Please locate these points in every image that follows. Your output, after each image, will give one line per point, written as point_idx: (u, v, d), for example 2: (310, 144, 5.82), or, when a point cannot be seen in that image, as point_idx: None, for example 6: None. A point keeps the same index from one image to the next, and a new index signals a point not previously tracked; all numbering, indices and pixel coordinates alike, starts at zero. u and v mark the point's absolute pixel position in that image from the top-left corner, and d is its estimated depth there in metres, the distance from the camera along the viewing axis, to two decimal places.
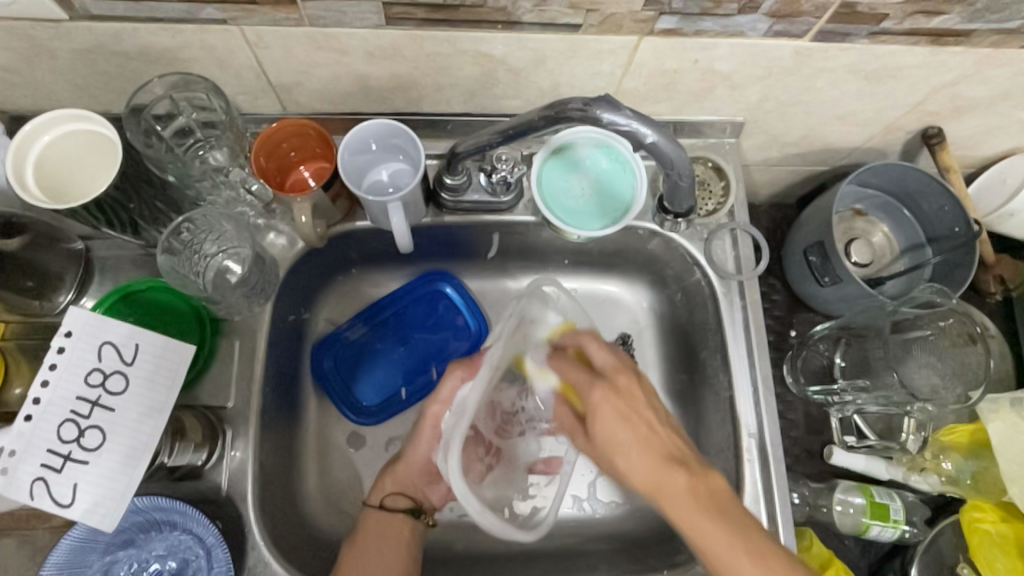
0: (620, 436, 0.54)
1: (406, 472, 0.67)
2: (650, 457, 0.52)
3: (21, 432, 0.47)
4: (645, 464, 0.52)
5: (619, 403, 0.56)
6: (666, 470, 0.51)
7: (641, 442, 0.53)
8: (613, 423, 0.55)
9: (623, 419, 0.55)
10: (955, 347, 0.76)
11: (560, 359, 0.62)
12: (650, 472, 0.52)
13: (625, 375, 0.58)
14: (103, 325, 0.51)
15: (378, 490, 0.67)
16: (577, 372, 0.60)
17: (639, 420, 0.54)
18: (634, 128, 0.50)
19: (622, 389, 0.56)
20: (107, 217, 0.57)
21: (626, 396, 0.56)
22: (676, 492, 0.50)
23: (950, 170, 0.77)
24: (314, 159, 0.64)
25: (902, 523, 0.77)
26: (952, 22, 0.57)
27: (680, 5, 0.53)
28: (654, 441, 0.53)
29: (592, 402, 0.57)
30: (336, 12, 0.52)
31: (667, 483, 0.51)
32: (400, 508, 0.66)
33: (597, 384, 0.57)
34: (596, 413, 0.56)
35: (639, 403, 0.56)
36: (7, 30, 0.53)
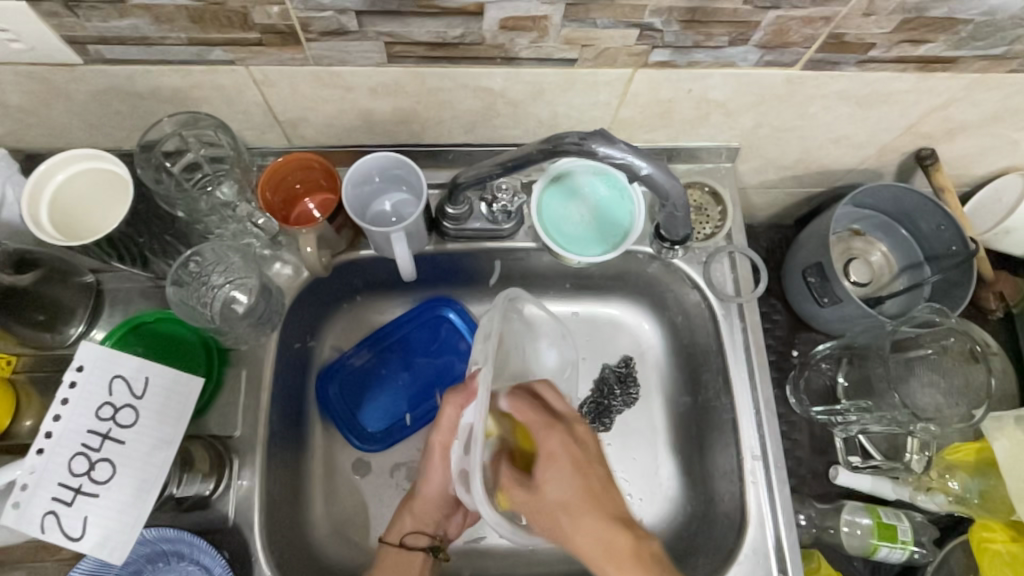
0: (569, 489, 0.55)
1: (423, 506, 0.68)
2: (597, 517, 0.54)
3: (33, 466, 0.48)
4: (592, 524, 0.53)
5: (575, 453, 0.57)
6: (612, 531, 0.53)
7: (589, 498, 0.55)
8: (562, 476, 0.56)
9: (575, 469, 0.56)
10: (957, 364, 0.77)
11: (517, 397, 0.61)
12: (599, 534, 0.53)
13: (582, 427, 0.60)
14: (114, 360, 0.52)
15: (396, 529, 0.67)
16: (538, 414, 0.60)
17: (592, 475, 0.56)
18: (629, 161, 0.51)
19: (578, 441, 0.59)
20: (118, 251, 0.58)
21: (581, 448, 0.58)
22: (622, 550, 0.52)
23: (944, 190, 0.78)
24: (318, 192, 0.66)
25: (911, 544, 0.76)
26: (938, 49, 0.58)
27: (672, 39, 0.55)
28: (600, 506, 0.55)
29: (547, 449, 0.57)
30: (340, 51, 0.54)
31: (613, 542, 0.53)
32: (421, 547, 0.67)
33: (557, 428, 0.58)
34: (547, 466, 0.56)
35: (592, 456, 0.58)
36: (24, 75, 0.55)
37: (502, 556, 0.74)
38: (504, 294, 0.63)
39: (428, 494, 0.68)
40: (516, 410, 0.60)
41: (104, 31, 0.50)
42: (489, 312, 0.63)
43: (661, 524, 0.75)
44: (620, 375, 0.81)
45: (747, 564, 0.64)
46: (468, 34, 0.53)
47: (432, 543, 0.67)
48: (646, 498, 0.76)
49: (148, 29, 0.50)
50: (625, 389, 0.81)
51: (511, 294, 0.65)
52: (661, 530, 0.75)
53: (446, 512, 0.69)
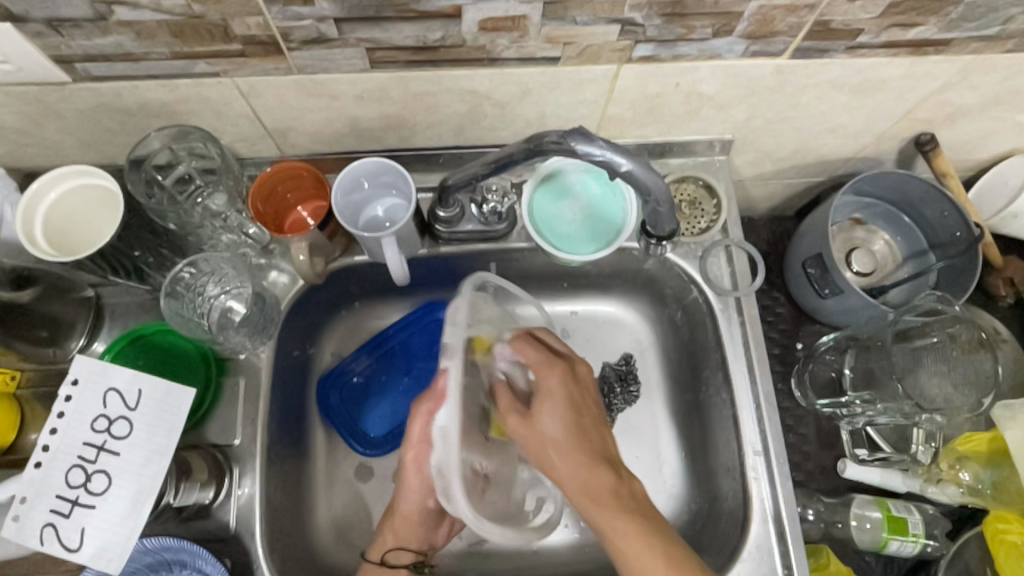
0: (560, 426, 0.59)
1: (404, 525, 0.67)
2: (585, 448, 0.58)
3: (31, 479, 0.49)
4: (580, 458, 0.57)
5: (574, 391, 0.61)
6: (597, 468, 0.57)
7: (579, 428, 0.59)
8: (557, 412, 0.59)
9: (571, 409, 0.60)
10: (966, 354, 0.75)
11: (520, 339, 0.63)
12: (584, 469, 0.57)
13: (584, 367, 0.64)
14: (108, 372, 0.52)
15: (378, 547, 0.67)
16: (539, 352, 0.62)
17: (585, 416, 0.60)
18: (609, 158, 0.50)
19: (579, 381, 0.62)
20: (112, 266, 0.59)
21: (579, 384, 0.62)
22: (604, 489, 0.56)
23: (946, 175, 0.77)
24: (310, 200, 0.66)
25: (922, 537, 0.75)
26: (930, 33, 0.57)
27: (654, 34, 0.55)
28: (592, 442, 0.59)
29: (550, 387, 0.60)
30: (322, 59, 0.54)
31: (598, 483, 0.56)
32: (402, 565, 0.67)
33: (562, 368, 0.61)
34: (548, 397, 0.60)
35: (587, 396, 0.62)
36: (15, 95, 0.56)
37: (506, 558, 0.74)
38: (469, 280, 0.61)
39: (406, 514, 0.66)
40: (521, 353, 0.63)
41: (89, 49, 0.51)
42: (455, 301, 0.60)
43: None
44: (620, 373, 0.80)
45: (750, 561, 0.63)
46: (448, 37, 0.53)
47: (415, 559, 0.67)
48: (650, 496, 0.76)
49: (132, 45, 0.51)
50: (625, 387, 0.80)
51: (488, 279, 0.64)
52: None
53: (431, 526, 0.68)
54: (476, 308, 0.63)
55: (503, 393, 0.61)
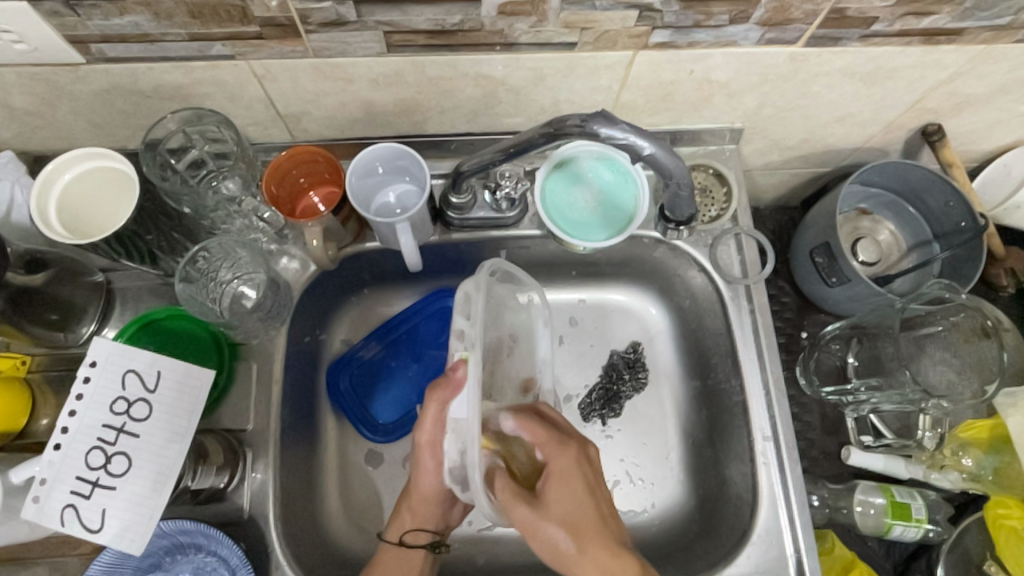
0: (576, 508, 0.55)
1: (422, 504, 0.66)
2: (604, 543, 0.53)
3: (51, 461, 0.49)
4: (599, 548, 0.53)
5: (586, 477, 0.57)
6: (619, 557, 0.52)
7: (596, 517, 0.55)
8: (569, 494, 0.55)
9: (584, 491, 0.55)
10: (968, 342, 0.75)
11: (524, 417, 0.60)
12: (603, 560, 0.52)
13: (588, 453, 0.59)
14: (126, 354, 0.53)
15: (396, 527, 0.67)
16: (545, 431, 0.59)
17: (601, 501, 0.56)
18: (631, 141, 0.52)
19: (589, 469, 0.58)
20: (127, 250, 0.59)
21: (592, 471, 0.58)
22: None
23: (951, 166, 0.77)
24: (323, 184, 0.66)
25: (925, 522, 0.76)
26: (943, 22, 0.58)
27: (672, 19, 0.55)
28: (610, 523, 0.55)
29: (554, 467, 0.57)
30: (339, 42, 0.54)
31: (619, 565, 0.52)
32: (421, 545, 0.67)
33: (570, 449, 0.57)
34: (557, 484, 0.56)
35: (599, 480, 0.57)
36: (28, 76, 0.55)
37: (515, 543, 0.74)
38: (485, 266, 0.64)
39: (425, 493, 0.66)
40: (525, 431, 0.59)
41: (105, 29, 0.51)
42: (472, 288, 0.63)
43: (672, 508, 0.76)
44: (629, 361, 0.81)
45: (760, 544, 0.64)
46: (467, 21, 0.53)
47: (433, 538, 0.67)
48: (658, 482, 0.77)
49: (149, 26, 0.51)
50: (634, 374, 0.81)
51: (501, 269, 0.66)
52: (673, 514, 0.75)
53: (447, 506, 0.68)
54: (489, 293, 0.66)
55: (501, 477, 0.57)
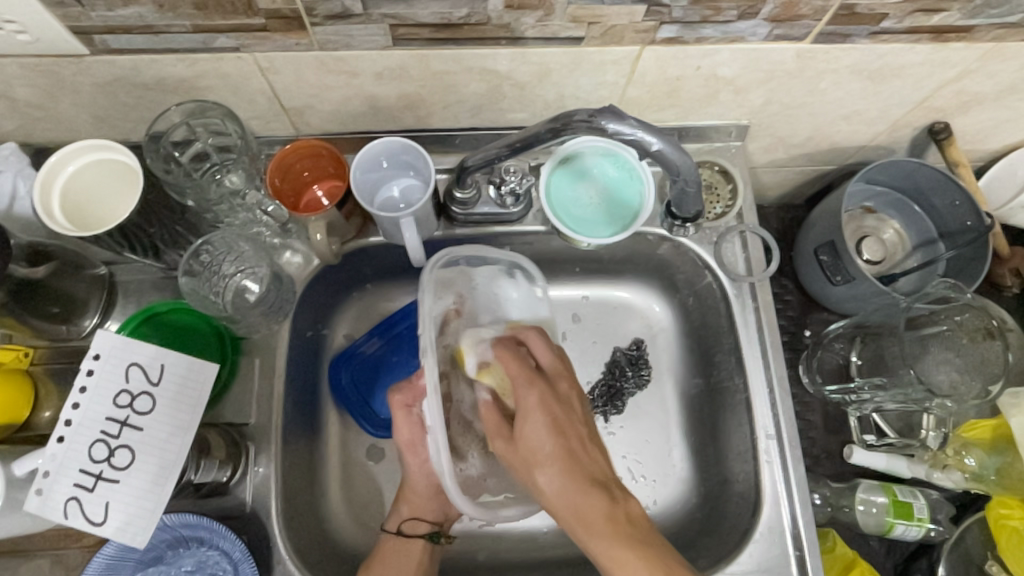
0: (546, 443, 0.59)
1: (417, 494, 0.69)
2: (576, 475, 0.59)
3: (54, 453, 0.48)
4: (569, 481, 0.58)
5: (553, 410, 0.61)
6: (587, 492, 0.58)
7: (566, 453, 0.59)
8: (540, 427, 0.59)
9: (552, 428, 0.60)
10: (974, 341, 0.73)
11: (503, 351, 0.63)
12: (573, 492, 0.58)
13: (564, 382, 0.63)
14: (130, 347, 0.52)
15: (394, 517, 0.69)
16: (521, 367, 0.62)
17: (571, 436, 0.60)
18: (639, 137, 0.51)
19: (560, 395, 0.62)
20: (129, 242, 0.58)
21: (563, 406, 0.62)
22: (597, 515, 0.57)
23: (958, 165, 0.77)
24: (326, 179, 0.65)
25: (927, 522, 0.76)
26: (953, 19, 0.57)
27: (680, 15, 0.54)
28: (583, 461, 0.60)
29: (526, 401, 0.60)
30: (344, 35, 0.54)
31: (589, 507, 0.57)
32: (421, 535, 0.68)
33: (538, 387, 0.61)
34: (528, 413, 0.60)
35: (571, 413, 0.62)
36: (31, 67, 0.55)
37: (516, 538, 0.74)
38: (433, 261, 0.64)
39: (418, 486, 0.69)
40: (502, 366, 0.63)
41: (109, 21, 0.50)
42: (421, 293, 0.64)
43: (674, 505, 0.75)
44: (631, 358, 0.81)
45: (762, 542, 0.64)
46: (473, 15, 0.53)
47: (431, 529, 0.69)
48: (659, 480, 0.76)
49: (153, 17, 0.50)
50: (637, 371, 0.80)
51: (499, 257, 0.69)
52: (674, 512, 0.75)
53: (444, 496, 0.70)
54: (446, 286, 0.68)
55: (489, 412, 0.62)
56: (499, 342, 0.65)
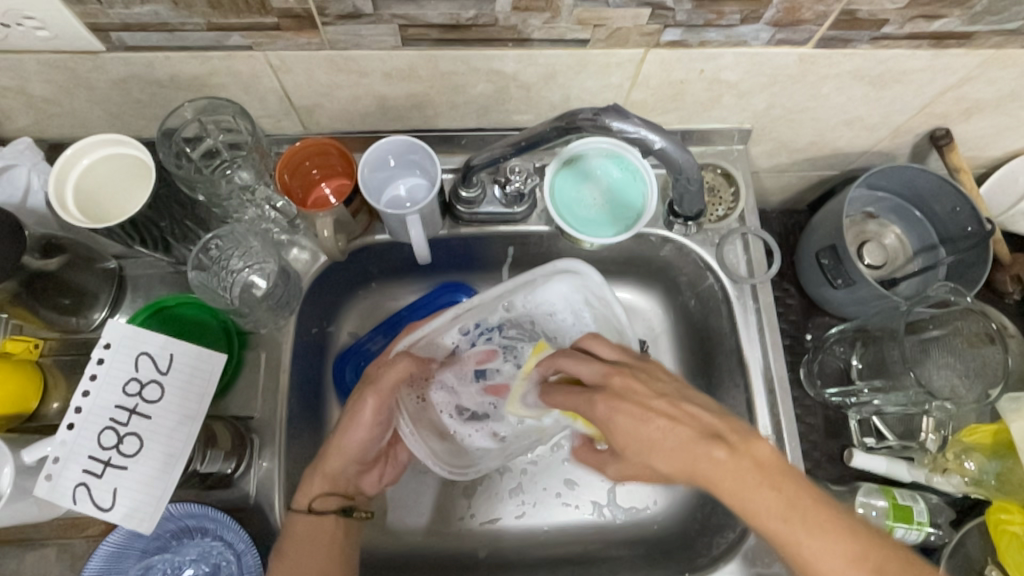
0: (643, 437, 0.51)
1: (337, 466, 0.61)
2: (676, 445, 0.49)
3: (64, 440, 0.49)
4: (675, 450, 0.49)
5: (615, 424, 0.53)
6: (698, 450, 0.48)
7: (660, 437, 0.50)
8: (624, 409, 0.53)
9: (642, 415, 0.52)
10: (971, 346, 0.75)
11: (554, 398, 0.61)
12: (682, 458, 0.48)
13: (614, 380, 0.56)
14: (139, 336, 0.53)
15: (303, 493, 0.60)
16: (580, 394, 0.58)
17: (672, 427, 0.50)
18: (642, 135, 0.52)
19: (624, 394, 0.54)
20: (140, 236, 0.59)
21: (637, 392, 0.54)
22: (722, 473, 0.46)
23: (960, 171, 0.78)
24: (335, 177, 0.67)
25: (926, 525, 0.76)
26: (953, 25, 0.58)
27: (684, 18, 0.55)
28: (681, 422, 0.50)
29: (599, 414, 0.54)
30: (354, 35, 0.55)
31: (702, 464, 0.47)
32: (331, 510, 0.61)
33: (596, 397, 0.55)
34: (609, 426, 0.53)
35: (646, 396, 0.53)
36: (48, 64, 0.56)
37: (516, 536, 0.74)
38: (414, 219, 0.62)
39: (334, 468, 0.61)
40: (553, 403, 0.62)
41: (125, 18, 0.51)
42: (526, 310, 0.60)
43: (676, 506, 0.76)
44: None
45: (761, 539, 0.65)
46: (481, 16, 0.54)
47: (342, 504, 0.62)
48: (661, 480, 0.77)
49: (168, 15, 0.51)
50: None
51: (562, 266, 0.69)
52: (675, 513, 0.75)
53: (359, 469, 0.64)
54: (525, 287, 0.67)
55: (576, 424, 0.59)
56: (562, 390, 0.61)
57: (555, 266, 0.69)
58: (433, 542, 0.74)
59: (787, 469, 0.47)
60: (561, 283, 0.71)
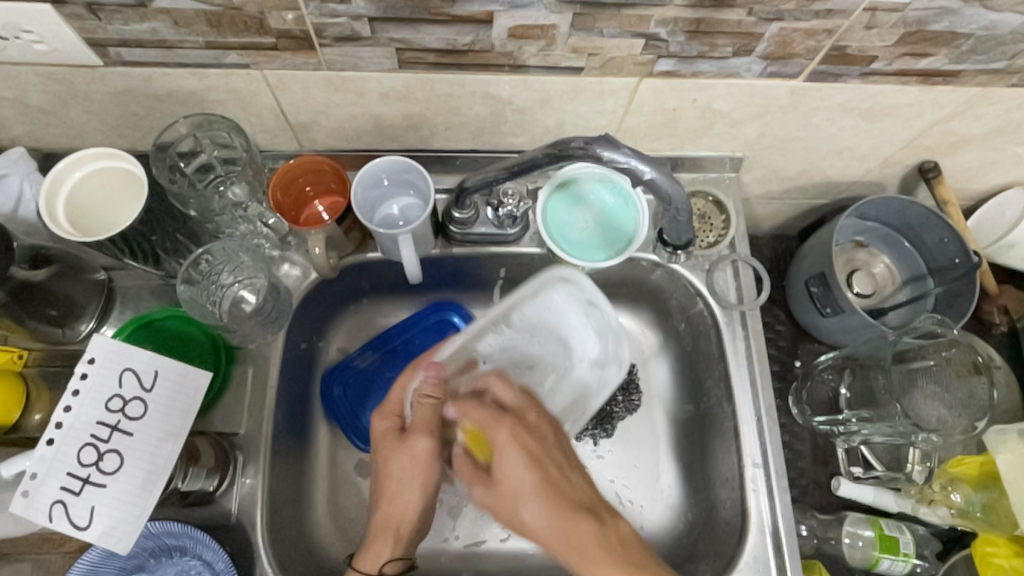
0: (523, 481, 0.55)
1: (402, 529, 0.61)
2: (560, 504, 0.55)
3: (43, 456, 0.49)
4: (551, 513, 0.54)
5: (524, 442, 0.57)
6: (576, 520, 0.54)
7: (536, 489, 0.55)
8: (513, 455, 0.56)
9: (529, 461, 0.56)
10: (960, 376, 0.76)
11: (464, 403, 0.61)
12: (561, 525, 0.54)
13: (533, 414, 0.60)
14: (124, 352, 0.53)
15: (370, 560, 0.60)
16: (483, 412, 0.59)
17: (546, 466, 0.56)
18: (633, 166, 0.53)
19: (529, 428, 0.59)
20: (131, 249, 0.59)
21: (534, 436, 0.58)
22: (586, 542, 0.53)
23: (947, 204, 0.79)
24: (328, 194, 0.67)
25: (913, 557, 0.76)
26: (940, 63, 0.59)
27: (677, 49, 0.56)
28: (559, 494, 0.55)
29: (497, 441, 0.57)
30: (351, 56, 0.55)
31: (577, 532, 0.53)
32: (398, 573, 0.62)
33: (507, 422, 0.58)
34: (502, 452, 0.57)
35: (544, 444, 0.58)
36: (45, 75, 0.57)
37: (501, 559, 0.74)
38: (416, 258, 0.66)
39: (396, 525, 0.61)
40: (464, 415, 0.60)
41: (124, 34, 0.52)
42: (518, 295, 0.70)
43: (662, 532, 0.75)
44: (623, 382, 0.80)
45: (747, 571, 0.64)
46: (477, 42, 0.54)
47: (407, 564, 0.62)
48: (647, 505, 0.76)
49: (167, 32, 0.52)
50: (628, 396, 0.80)
51: (559, 273, 0.71)
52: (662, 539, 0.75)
53: (423, 519, 0.64)
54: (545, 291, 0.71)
55: (476, 410, 0.60)
56: (461, 397, 0.62)
57: (554, 275, 0.71)
58: (418, 564, 0.73)
59: (648, 556, 0.54)
60: (559, 291, 0.71)
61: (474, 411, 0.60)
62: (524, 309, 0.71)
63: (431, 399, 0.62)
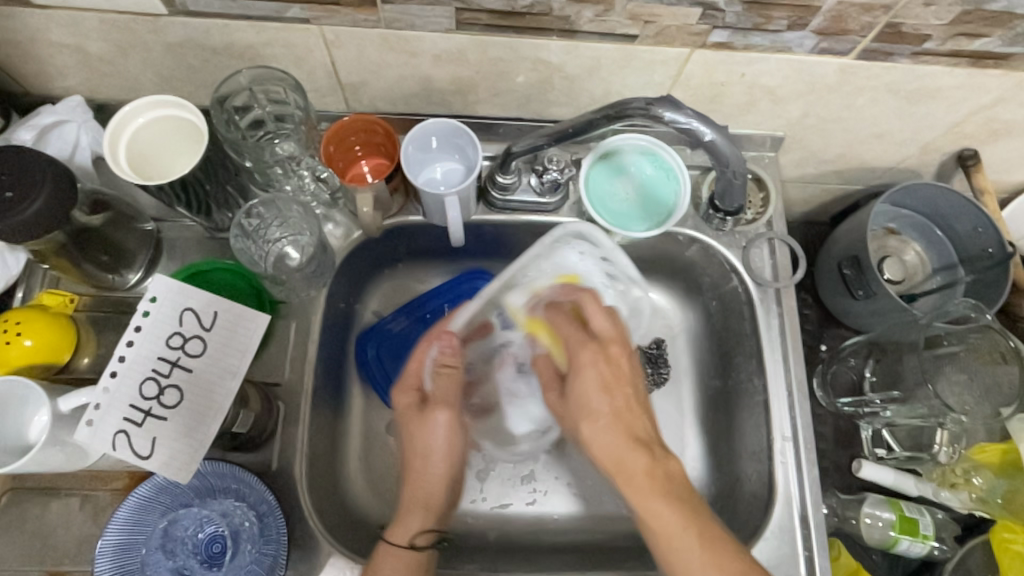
0: (595, 402, 0.59)
1: (429, 496, 0.63)
2: (616, 433, 0.58)
3: (107, 387, 0.51)
4: (612, 435, 0.58)
5: (605, 372, 0.60)
6: (630, 448, 0.57)
7: (606, 414, 0.58)
8: (592, 383, 0.60)
9: (605, 387, 0.59)
10: (986, 364, 0.75)
11: (555, 315, 0.66)
12: (616, 447, 0.57)
13: (618, 346, 0.61)
14: (185, 293, 0.55)
15: (400, 527, 0.61)
16: (573, 330, 0.63)
17: (618, 396, 0.59)
18: (693, 126, 0.55)
19: (612, 360, 0.61)
20: (187, 198, 0.61)
21: (612, 368, 0.60)
22: (636, 469, 0.55)
23: (984, 193, 0.79)
24: (375, 155, 0.67)
25: (931, 539, 0.77)
26: (993, 45, 0.59)
27: (733, 20, 0.57)
28: (625, 423, 0.58)
29: (578, 360, 0.61)
30: (409, 14, 0.56)
31: (630, 460, 0.56)
32: (431, 544, 0.62)
33: (590, 344, 0.61)
34: (580, 369, 0.61)
35: (620, 377, 0.60)
36: (108, 23, 0.58)
37: (525, 523, 0.75)
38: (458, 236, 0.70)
39: (427, 495, 0.63)
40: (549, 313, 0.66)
41: None
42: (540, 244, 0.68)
43: None
44: (651, 356, 0.81)
45: (772, 540, 0.65)
46: (537, 4, 0.55)
47: (438, 536, 0.63)
48: None
49: None
50: (656, 369, 0.81)
51: (573, 229, 0.69)
52: None
53: (451, 495, 0.66)
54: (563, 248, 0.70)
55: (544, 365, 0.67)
56: (550, 305, 0.67)
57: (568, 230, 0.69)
58: None
59: (696, 497, 0.55)
60: (571, 250, 0.70)
61: (555, 321, 0.65)
62: (538, 270, 0.69)
63: (450, 368, 0.64)
